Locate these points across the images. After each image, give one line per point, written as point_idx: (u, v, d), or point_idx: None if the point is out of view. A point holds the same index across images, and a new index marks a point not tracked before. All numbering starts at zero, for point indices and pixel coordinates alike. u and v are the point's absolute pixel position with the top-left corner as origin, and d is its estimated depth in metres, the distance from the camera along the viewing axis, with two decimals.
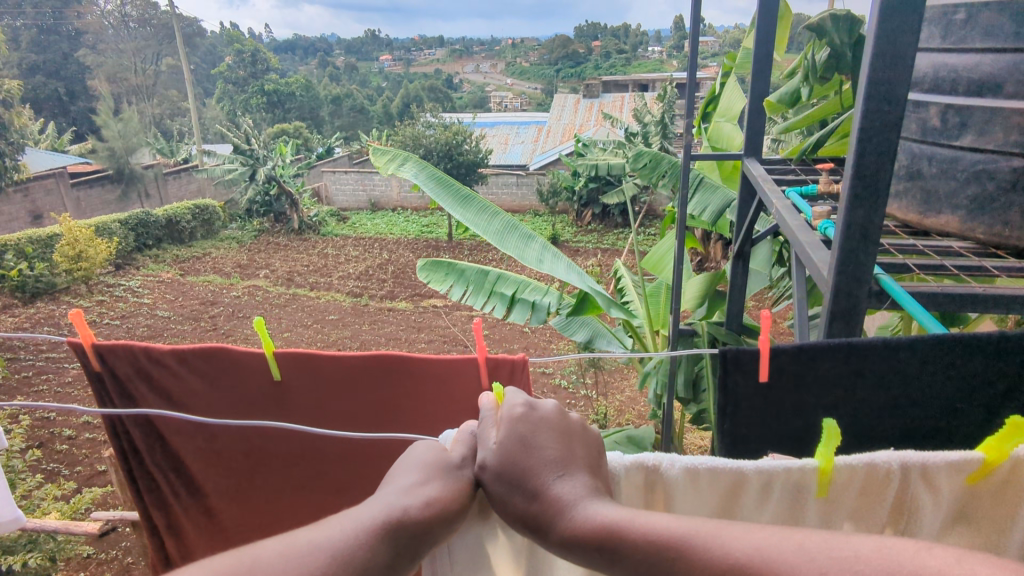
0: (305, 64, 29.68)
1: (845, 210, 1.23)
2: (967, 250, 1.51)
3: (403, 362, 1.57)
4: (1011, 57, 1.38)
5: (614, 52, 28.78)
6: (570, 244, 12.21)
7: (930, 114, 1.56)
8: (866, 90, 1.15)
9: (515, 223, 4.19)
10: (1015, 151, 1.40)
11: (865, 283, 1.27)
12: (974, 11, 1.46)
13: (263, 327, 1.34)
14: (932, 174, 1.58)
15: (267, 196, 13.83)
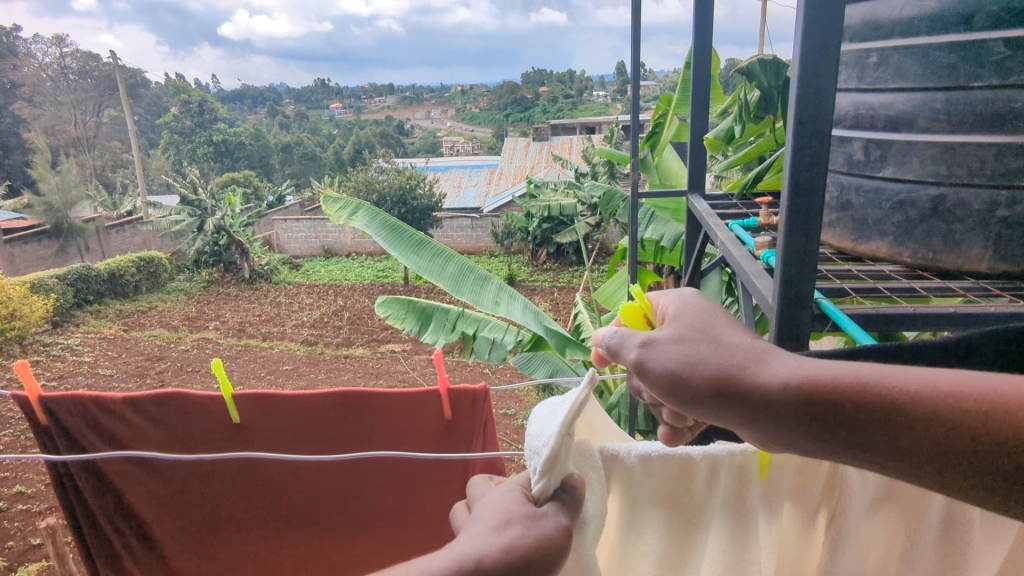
0: (255, 113, 29.55)
1: (783, 237, 1.29)
2: (898, 274, 1.58)
3: (365, 396, 1.55)
4: (920, 95, 1.47)
5: (561, 97, 29.73)
6: (527, 283, 12.31)
7: (854, 148, 1.65)
8: (795, 124, 1.23)
9: (469, 265, 4.23)
10: (931, 181, 1.49)
11: (808, 306, 1.31)
12: (885, 54, 1.54)
13: (219, 367, 1.28)
14: (860, 204, 1.66)
15: (216, 245, 13.51)
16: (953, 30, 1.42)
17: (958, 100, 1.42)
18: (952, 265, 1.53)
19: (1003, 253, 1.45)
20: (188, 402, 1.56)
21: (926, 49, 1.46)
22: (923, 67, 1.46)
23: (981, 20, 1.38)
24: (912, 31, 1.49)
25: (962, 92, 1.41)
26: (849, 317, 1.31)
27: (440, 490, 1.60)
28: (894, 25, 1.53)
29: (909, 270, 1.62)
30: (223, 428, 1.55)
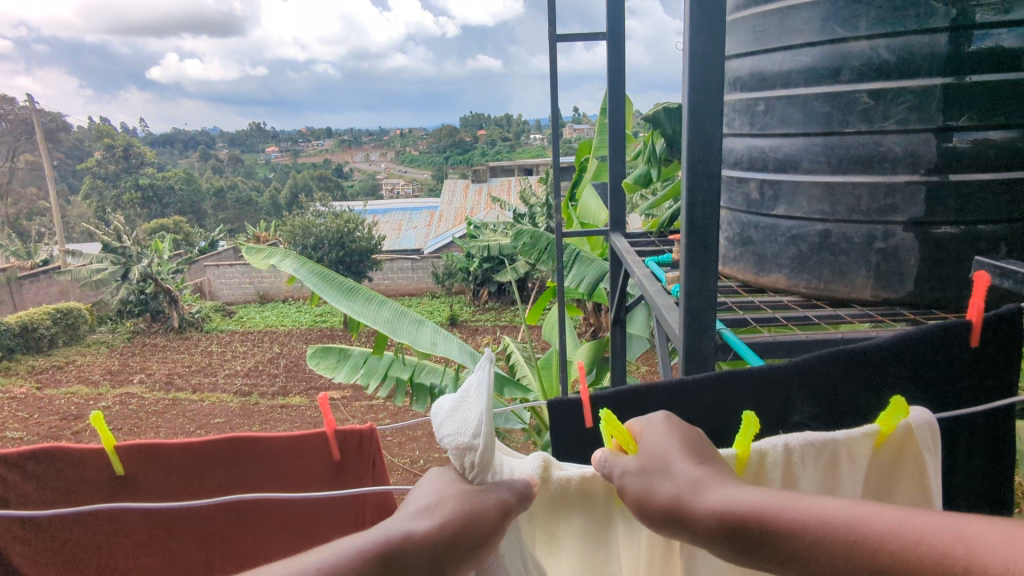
0: (185, 157, 28.71)
1: (685, 270, 1.35)
2: (794, 303, 1.69)
3: (253, 441, 1.23)
4: (801, 141, 1.64)
5: (498, 140, 30.44)
6: (469, 323, 12.31)
7: (750, 188, 1.81)
8: (689, 166, 1.32)
9: (404, 311, 4.21)
10: (818, 218, 1.65)
11: (711, 336, 1.37)
12: (771, 103, 1.70)
13: (99, 420, 1.12)
14: (759, 239, 1.81)
15: (142, 294, 12.85)
16: (825, 82, 1.58)
17: (834, 145, 1.59)
18: (842, 294, 1.67)
19: (881, 282, 1.60)
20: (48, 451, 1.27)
21: (805, 99, 1.61)
22: (803, 115, 1.62)
23: (847, 74, 1.55)
24: (791, 83, 1.65)
25: (837, 137, 1.58)
26: (749, 345, 1.38)
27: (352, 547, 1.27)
28: (776, 78, 1.68)
29: (805, 299, 1.74)
30: (94, 485, 1.25)
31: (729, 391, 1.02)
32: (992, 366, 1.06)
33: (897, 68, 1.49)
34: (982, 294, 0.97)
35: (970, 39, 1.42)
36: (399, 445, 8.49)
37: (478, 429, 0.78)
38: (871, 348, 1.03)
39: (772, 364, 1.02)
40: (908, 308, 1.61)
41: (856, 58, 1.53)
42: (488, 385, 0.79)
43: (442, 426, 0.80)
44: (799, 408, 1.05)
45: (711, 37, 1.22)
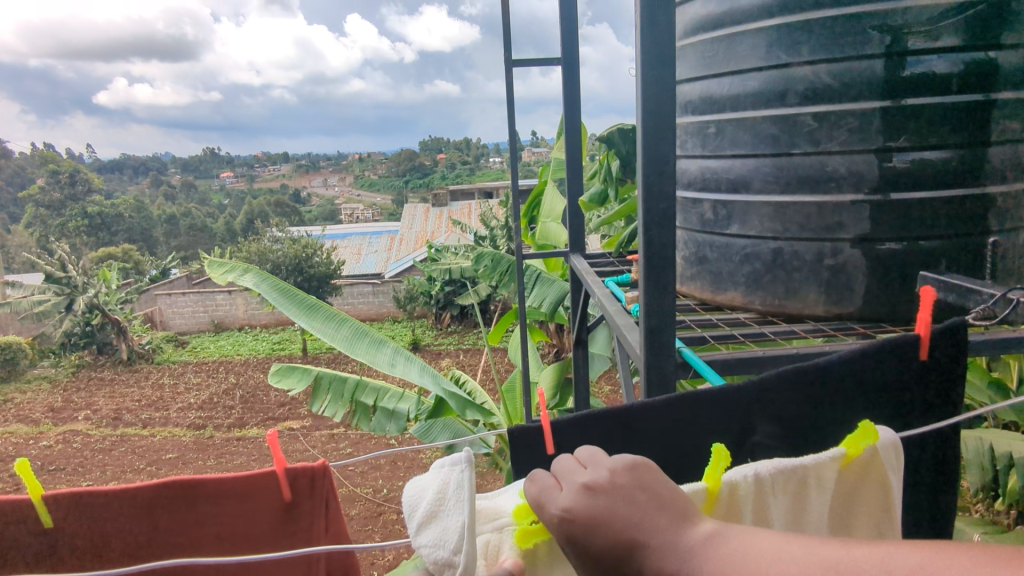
0: (135, 183, 27.89)
1: (643, 293, 1.37)
2: (751, 320, 1.74)
3: (195, 487, 1.12)
4: (752, 162, 1.69)
5: (458, 164, 30.60)
6: (432, 348, 12.20)
7: (705, 209, 1.85)
8: (645, 187, 1.34)
9: (364, 330, 4.13)
10: (769, 236, 1.70)
11: (672, 355, 1.38)
12: (722, 125, 1.75)
13: (25, 468, 1.04)
14: (715, 257, 1.85)
15: (88, 326, 12.27)
16: (771, 105, 1.64)
17: (783, 165, 1.64)
18: (796, 310, 1.71)
19: (833, 298, 1.65)
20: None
21: (754, 121, 1.67)
22: (753, 137, 1.68)
23: (793, 97, 1.61)
24: (740, 106, 1.70)
25: (785, 158, 1.63)
26: (709, 362, 1.40)
27: None
28: (726, 101, 1.73)
29: (760, 316, 1.79)
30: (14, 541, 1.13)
31: (688, 413, 1.03)
32: (939, 384, 1.10)
33: (839, 92, 1.55)
34: (927, 308, 1.03)
35: (904, 65, 1.51)
36: (361, 475, 8.30)
37: (457, 544, 0.76)
38: (827, 365, 1.06)
39: (733, 385, 1.04)
40: (859, 322, 1.66)
41: (799, 82, 1.59)
42: (470, 488, 0.76)
43: (419, 533, 0.78)
44: (760, 428, 1.06)
45: (660, 63, 1.25)
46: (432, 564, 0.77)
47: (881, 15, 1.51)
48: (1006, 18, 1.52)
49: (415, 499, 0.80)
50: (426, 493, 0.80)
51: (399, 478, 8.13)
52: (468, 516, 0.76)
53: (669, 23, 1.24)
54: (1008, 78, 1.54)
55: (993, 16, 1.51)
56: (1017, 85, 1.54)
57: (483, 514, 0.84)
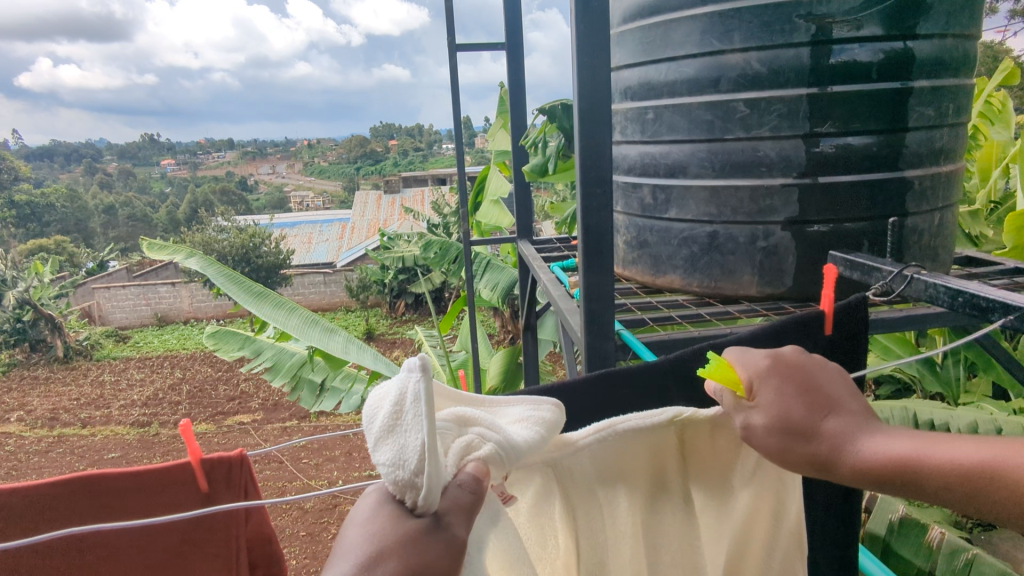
0: (68, 169, 26.31)
1: (583, 276, 1.39)
2: (688, 302, 1.78)
3: (105, 480, 1.10)
4: (688, 147, 1.73)
5: (411, 150, 30.09)
6: (386, 338, 12.09)
7: (644, 193, 1.89)
8: (582, 174, 1.36)
9: (315, 318, 4.09)
10: (706, 220, 1.74)
11: (610, 337, 1.41)
12: (659, 111, 1.78)
13: None
14: (654, 241, 1.89)
15: (18, 323, 11.12)
16: (706, 90, 1.67)
17: (717, 151, 1.68)
18: (730, 291, 1.77)
19: (765, 278, 1.71)
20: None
21: (689, 107, 1.70)
22: (688, 122, 1.71)
23: (726, 84, 1.64)
24: (676, 92, 1.73)
25: (719, 143, 1.68)
26: (645, 344, 1.44)
27: None
28: (663, 87, 1.76)
29: (699, 298, 1.83)
30: None
31: (605, 385, 1.01)
32: (842, 352, 1.15)
33: (767, 79, 1.60)
34: (828, 285, 1.07)
35: (829, 54, 1.56)
36: (316, 467, 8.17)
37: (419, 462, 0.55)
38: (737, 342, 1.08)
39: (646, 362, 1.03)
40: (791, 301, 1.73)
41: (731, 69, 1.63)
42: (431, 398, 0.57)
43: (377, 449, 0.58)
44: (675, 401, 1.05)
45: (594, 50, 1.26)
46: (391, 489, 0.57)
47: (807, 5, 1.55)
48: (920, 10, 1.59)
49: (374, 414, 0.62)
50: (386, 404, 0.62)
51: (354, 468, 8.06)
52: (432, 430, 0.56)
53: (605, 13, 1.25)
54: (923, 67, 1.61)
55: (909, 8, 1.58)
56: (930, 74, 1.62)
57: (460, 426, 0.67)
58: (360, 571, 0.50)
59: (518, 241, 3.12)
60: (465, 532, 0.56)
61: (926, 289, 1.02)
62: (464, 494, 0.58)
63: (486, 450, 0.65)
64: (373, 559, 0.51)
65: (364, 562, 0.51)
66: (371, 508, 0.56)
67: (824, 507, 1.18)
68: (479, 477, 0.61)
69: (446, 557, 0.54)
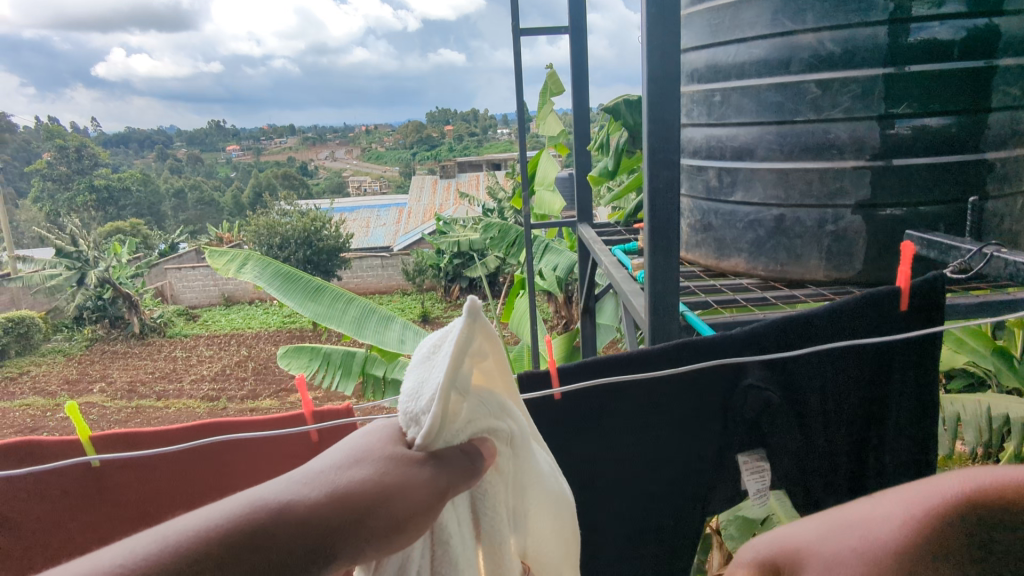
0: (142, 155, 27.41)
1: (648, 256, 1.40)
2: (753, 285, 1.75)
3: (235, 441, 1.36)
4: (755, 130, 1.70)
5: (466, 135, 30.19)
6: (441, 321, 12.34)
7: (709, 176, 1.87)
8: (648, 156, 1.36)
9: (371, 308, 4.27)
10: (772, 203, 1.71)
11: (674, 317, 1.41)
12: (726, 94, 1.75)
13: (75, 411, 1.32)
14: (719, 225, 1.86)
15: (99, 300, 11.94)
16: (776, 72, 1.64)
17: (786, 132, 1.65)
18: (797, 275, 1.73)
19: (833, 263, 1.66)
20: (35, 478, 1.28)
21: (759, 89, 1.67)
22: (757, 105, 1.68)
23: (797, 65, 1.60)
24: (745, 74, 1.70)
25: (788, 126, 1.64)
26: (710, 325, 1.43)
27: None
28: (731, 69, 1.74)
29: (764, 281, 1.80)
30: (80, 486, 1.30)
31: (681, 353, 1.22)
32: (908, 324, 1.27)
33: (842, 59, 1.55)
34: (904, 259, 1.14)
35: (907, 31, 1.50)
36: None
37: (435, 402, 0.61)
38: (817, 315, 1.24)
39: (722, 338, 1.24)
40: (860, 286, 1.68)
41: (804, 49, 1.59)
42: (460, 342, 0.64)
43: (413, 377, 0.67)
44: (751, 373, 1.24)
45: (665, 33, 1.26)
46: (407, 416, 0.63)
47: None
48: None
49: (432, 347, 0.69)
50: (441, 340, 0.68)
51: None
52: (450, 372, 0.63)
53: None
54: (1011, 45, 1.53)
55: None
56: (1018, 53, 1.54)
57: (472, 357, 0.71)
58: (347, 465, 0.55)
59: (578, 224, 3.12)
60: (454, 479, 0.60)
61: (1007, 267, 0.99)
62: (461, 448, 0.63)
63: (498, 428, 0.71)
64: (359, 457, 0.56)
65: (348, 460, 0.56)
66: (383, 434, 0.61)
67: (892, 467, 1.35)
68: (480, 446, 0.66)
69: (424, 491, 0.57)
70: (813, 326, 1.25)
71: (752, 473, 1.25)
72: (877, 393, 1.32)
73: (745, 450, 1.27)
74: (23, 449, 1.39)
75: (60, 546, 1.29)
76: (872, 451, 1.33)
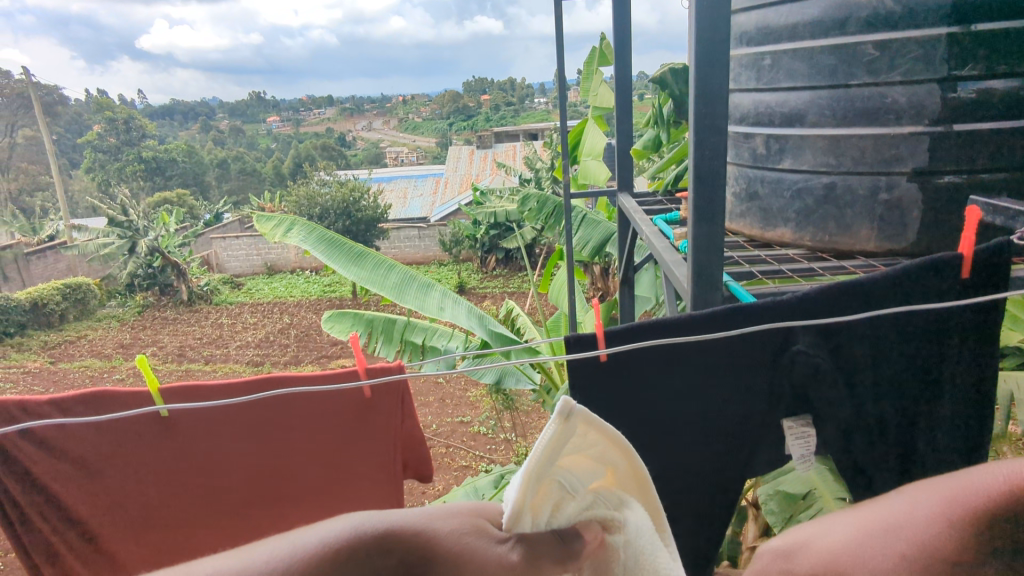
0: (186, 127, 27.91)
1: (691, 227, 1.38)
2: (800, 256, 1.71)
3: (289, 395, 1.54)
4: (809, 94, 1.64)
5: (503, 105, 29.78)
6: (477, 291, 12.42)
7: (757, 143, 1.82)
8: (696, 123, 1.32)
9: (412, 275, 4.29)
10: (822, 170, 1.66)
11: (717, 289, 1.39)
12: (777, 57, 1.70)
13: (145, 363, 1.55)
14: (766, 193, 1.82)
15: (150, 268, 12.41)
16: (832, 33, 1.57)
17: (840, 97, 1.59)
18: (846, 246, 1.69)
19: (887, 233, 1.60)
20: (120, 420, 1.49)
21: (812, 52, 1.61)
22: (809, 68, 1.62)
23: (854, 25, 1.53)
24: (798, 36, 1.64)
25: (843, 90, 1.58)
26: (753, 294, 1.41)
27: (376, 477, 1.60)
28: (783, 31, 1.68)
29: (811, 253, 1.76)
30: (153, 431, 1.51)
31: (730, 318, 1.20)
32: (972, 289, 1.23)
33: (902, 18, 1.47)
34: (970, 227, 1.16)
35: None
36: None
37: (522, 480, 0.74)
38: (872, 282, 1.22)
39: (773, 303, 1.21)
40: (913, 257, 1.62)
41: (862, 9, 1.52)
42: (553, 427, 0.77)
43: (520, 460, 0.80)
44: (800, 339, 1.24)
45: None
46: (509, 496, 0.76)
47: None
48: None
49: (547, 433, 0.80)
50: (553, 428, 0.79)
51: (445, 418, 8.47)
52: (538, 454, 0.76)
53: None
54: None
55: None
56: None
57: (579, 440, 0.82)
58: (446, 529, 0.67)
59: (618, 194, 3.09)
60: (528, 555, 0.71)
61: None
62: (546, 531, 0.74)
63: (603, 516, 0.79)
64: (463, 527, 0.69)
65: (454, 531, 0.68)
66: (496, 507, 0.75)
67: (945, 436, 1.32)
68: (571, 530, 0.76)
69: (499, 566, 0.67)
70: (870, 288, 1.22)
71: (799, 439, 1.26)
72: (933, 359, 1.29)
73: (792, 415, 1.28)
74: (96, 398, 1.55)
75: (137, 479, 1.51)
76: (922, 420, 1.32)
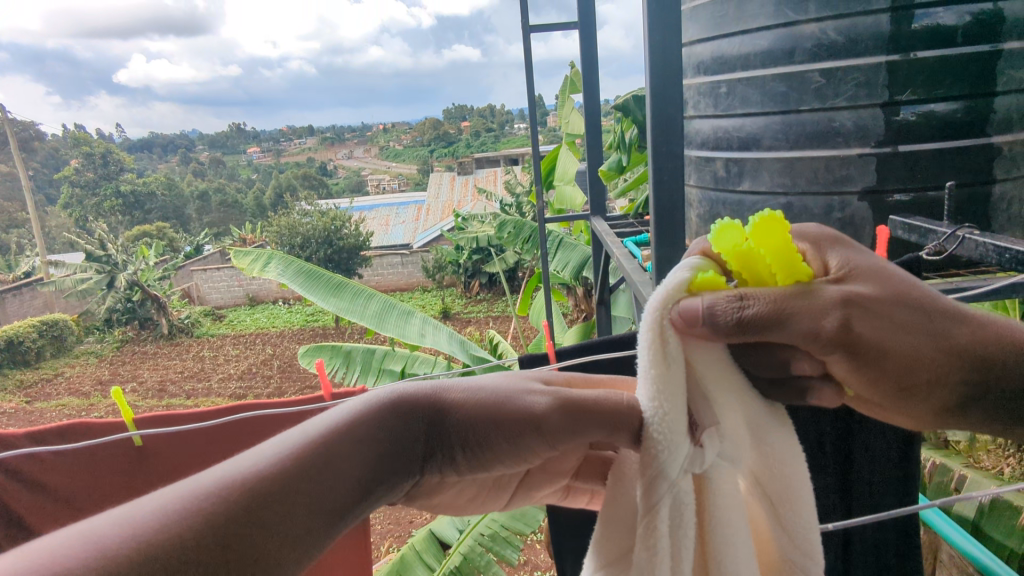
0: (165, 159, 27.72)
1: (655, 247, 1.41)
2: None
3: None
4: (762, 120, 1.69)
5: (483, 131, 30.11)
6: (461, 316, 12.43)
7: (716, 166, 1.87)
8: (653, 149, 1.37)
9: (391, 303, 4.28)
10: (780, 192, 1.71)
11: None
12: (732, 85, 1.76)
13: (119, 393, 1.64)
14: (728, 215, 1.86)
15: (128, 303, 12.09)
16: (780, 62, 1.64)
17: (792, 122, 1.65)
18: None
19: None
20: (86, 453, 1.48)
21: (763, 80, 1.67)
22: (762, 95, 1.68)
23: (801, 54, 1.60)
24: (750, 65, 1.70)
25: (794, 115, 1.64)
26: None
27: None
28: (736, 60, 1.74)
29: None
30: None
31: None
32: None
33: (845, 47, 1.54)
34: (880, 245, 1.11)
35: (909, 19, 1.48)
36: None
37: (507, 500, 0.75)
38: None
39: None
40: None
41: (807, 39, 1.59)
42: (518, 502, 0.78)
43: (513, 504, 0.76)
44: None
45: (665, 25, 1.27)
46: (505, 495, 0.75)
47: None
48: None
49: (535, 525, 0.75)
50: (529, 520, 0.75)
51: None
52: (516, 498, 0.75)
53: None
54: (1016, 26, 1.48)
55: None
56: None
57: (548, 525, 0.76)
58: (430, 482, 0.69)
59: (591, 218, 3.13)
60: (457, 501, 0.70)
61: (977, 249, 1.03)
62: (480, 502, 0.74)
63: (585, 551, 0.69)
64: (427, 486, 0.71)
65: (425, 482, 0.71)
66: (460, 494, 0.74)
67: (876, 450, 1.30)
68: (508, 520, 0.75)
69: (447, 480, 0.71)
70: None
71: None
72: None
73: None
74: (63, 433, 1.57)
75: None
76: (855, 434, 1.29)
